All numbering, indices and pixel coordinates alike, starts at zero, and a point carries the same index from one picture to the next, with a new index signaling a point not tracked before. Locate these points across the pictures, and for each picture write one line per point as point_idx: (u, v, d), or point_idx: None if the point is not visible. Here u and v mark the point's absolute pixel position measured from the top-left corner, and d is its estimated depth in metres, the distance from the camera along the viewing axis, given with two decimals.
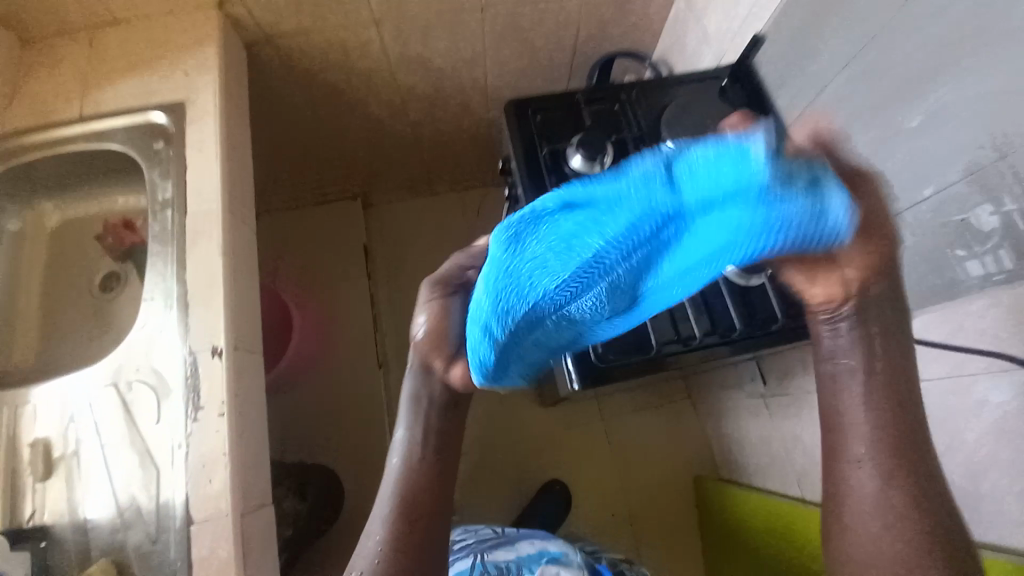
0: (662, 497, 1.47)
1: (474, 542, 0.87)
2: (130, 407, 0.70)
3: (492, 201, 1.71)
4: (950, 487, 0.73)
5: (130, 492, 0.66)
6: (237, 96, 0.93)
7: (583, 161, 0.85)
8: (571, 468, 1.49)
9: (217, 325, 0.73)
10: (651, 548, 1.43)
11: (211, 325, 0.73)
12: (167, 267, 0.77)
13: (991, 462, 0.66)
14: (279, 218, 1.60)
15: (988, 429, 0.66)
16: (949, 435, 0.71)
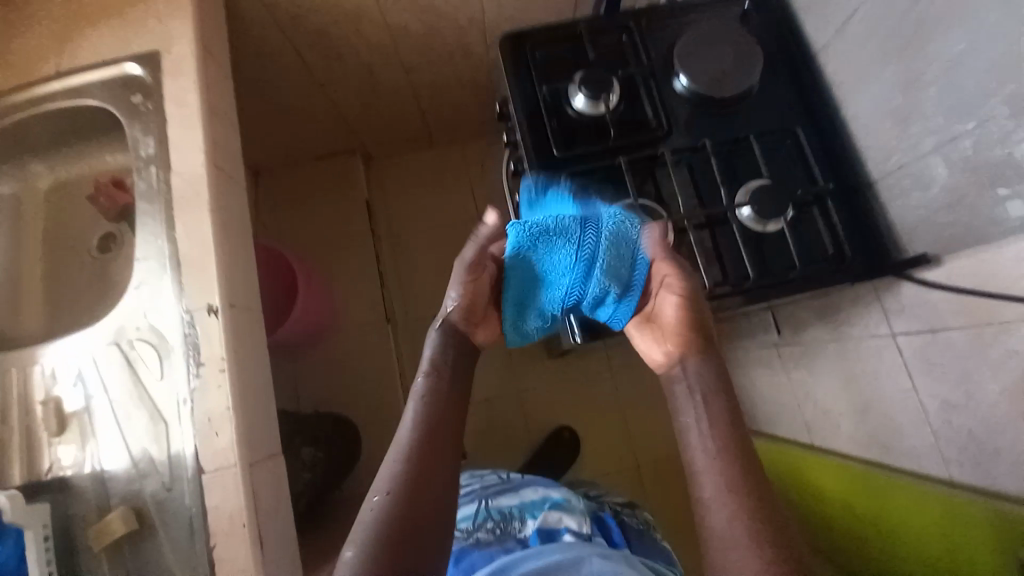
0: (670, 445, 1.49)
1: (479, 487, 0.90)
2: (135, 366, 0.71)
3: (497, 152, 1.64)
4: (968, 437, 0.71)
5: (142, 446, 0.68)
6: (215, 41, 0.86)
7: (587, 100, 0.78)
8: (579, 419, 1.52)
9: (211, 283, 0.71)
10: (660, 493, 1.46)
11: (205, 284, 0.71)
12: (157, 226, 0.75)
13: (1015, 412, 0.63)
14: (278, 175, 1.56)
15: (1015, 380, 0.62)
16: (971, 385, 0.68)
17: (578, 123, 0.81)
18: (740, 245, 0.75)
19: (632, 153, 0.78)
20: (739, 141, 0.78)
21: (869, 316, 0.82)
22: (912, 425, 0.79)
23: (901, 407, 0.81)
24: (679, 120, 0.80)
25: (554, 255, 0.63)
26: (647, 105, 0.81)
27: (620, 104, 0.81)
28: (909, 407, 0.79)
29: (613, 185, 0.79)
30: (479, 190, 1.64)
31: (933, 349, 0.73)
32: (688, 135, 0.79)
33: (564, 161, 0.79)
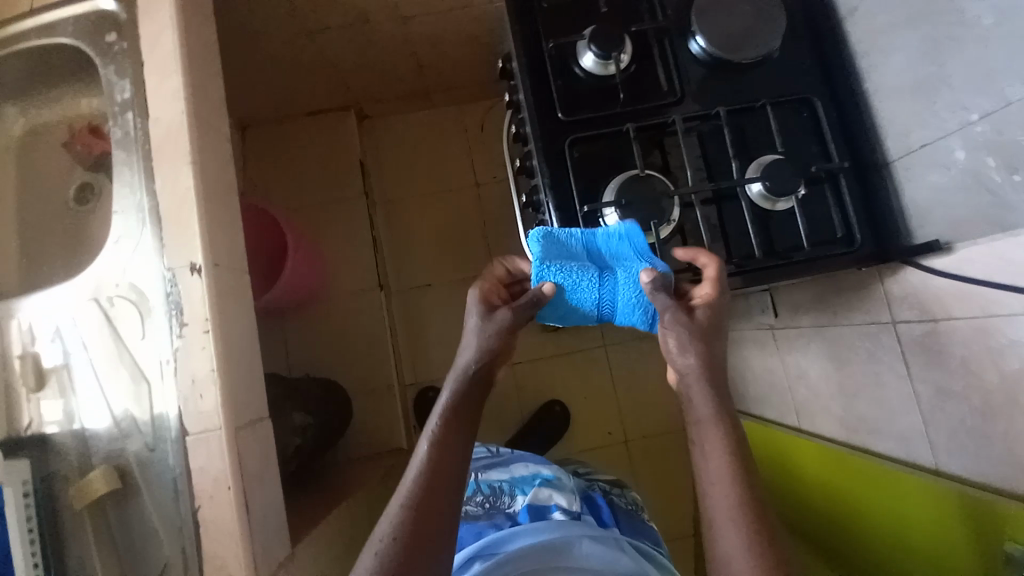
0: (658, 421, 1.52)
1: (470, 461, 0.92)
2: (115, 323, 0.68)
3: (497, 116, 1.58)
4: (960, 425, 0.71)
5: (125, 405, 0.66)
6: None
7: (596, 60, 0.73)
8: (570, 392, 1.53)
9: (194, 240, 0.68)
10: (646, 466, 1.50)
11: (187, 240, 0.68)
12: (136, 177, 0.71)
13: (1011, 403, 0.63)
14: (268, 130, 1.49)
15: (1014, 371, 0.62)
16: (968, 376, 0.68)
17: (585, 85, 0.76)
18: (747, 223, 0.72)
19: (641, 120, 0.74)
20: (755, 111, 0.74)
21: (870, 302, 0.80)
22: (904, 412, 0.79)
23: (894, 393, 0.81)
24: (692, 85, 0.76)
25: (582, 290, 0.67)
26: (659, 69, 0.76)
27: (630, 66, 0.76)
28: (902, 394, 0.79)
29: (618, 154, 0.75)
30: (478, 155, 1.58)
31: (933, 338, 0.72)
32: (701, 104, 0.74)
33: (568, 125, 0.75)
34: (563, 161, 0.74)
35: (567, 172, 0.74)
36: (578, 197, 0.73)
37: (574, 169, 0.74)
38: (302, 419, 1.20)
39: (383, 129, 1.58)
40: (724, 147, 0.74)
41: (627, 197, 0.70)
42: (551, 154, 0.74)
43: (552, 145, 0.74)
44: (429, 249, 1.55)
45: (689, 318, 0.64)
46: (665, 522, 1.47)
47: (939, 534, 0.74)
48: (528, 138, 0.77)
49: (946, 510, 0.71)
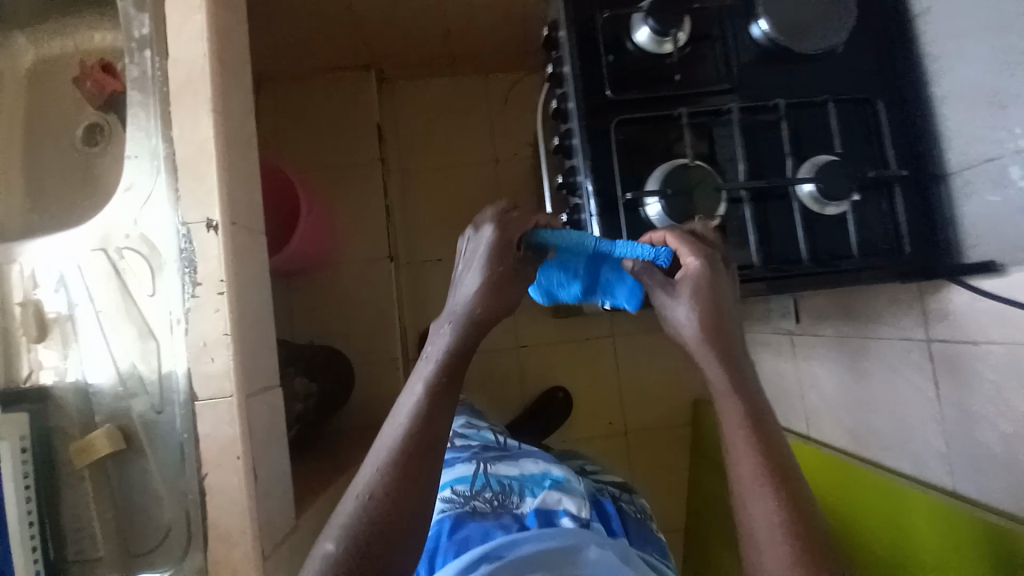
0: (658, 417, 1.51)
1: (479, 452, 0.90)
2: (123, 277, 0.64)
3: (522, 91, 1.52)
4: (983, 451, 0.70)
5: (131, 364, 0.63)
6: None
7: (652, 36, 0.68)
8: (574, 380, 1.51)
9: (211, 195, 0.64)
10: (643, 460, 1.50)
11: (204, 195, 0.64)
12: (152, 122, 0.67)
13: None
14: (284, 83, 1.42)
15: None
16: (1001, 404, 0.66)
17: (636, 63, 0.71)
18: (794, 225, 0.68)
19: (694, 107, 0.69)
20: (815, 107, 0.70)
21: (904, 317, 0.78)
22: (924, 433, 0.78)
23: (915, 412, 0.79)
24: (749, 73, 0.71)
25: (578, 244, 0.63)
26: (717, 53, 0.71)
27: (687, 46, 0.71)
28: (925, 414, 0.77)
29: (664, 141, 0.71)
30: (500, 130, 1.52)
31: (966, 360, 0.70)
32: (759, 94, 0.70)
33: (615, 105, 0.70)
34: (607, 144, 0.70)
35: (610, 156, 0.70)
36: (618, 183, 0.69)
37: (618, 153, 0.70)
38: (303, 386, 1.18)
39: (404, 93, 1.52)
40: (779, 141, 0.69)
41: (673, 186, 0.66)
42: (594, 134, 0.70)
43: (595, 126, 0.70)
44: (441, 222, 1.51)
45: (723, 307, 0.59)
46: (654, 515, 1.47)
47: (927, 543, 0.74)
48: (571, 115, 0.72)
49: (938, 518, 0.73)
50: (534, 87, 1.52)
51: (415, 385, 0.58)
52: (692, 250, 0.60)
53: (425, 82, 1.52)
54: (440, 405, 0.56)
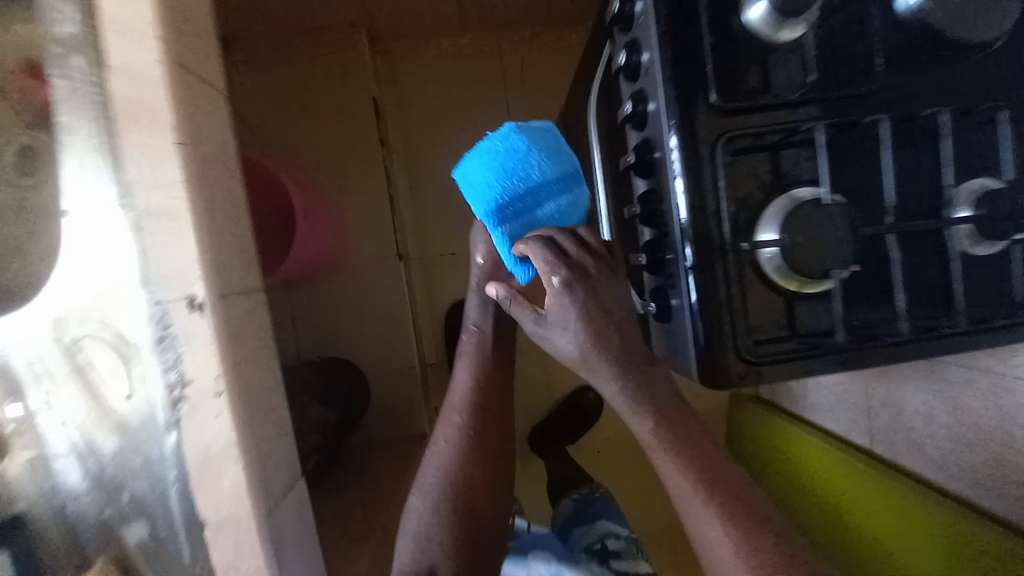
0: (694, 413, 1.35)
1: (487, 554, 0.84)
2: (90, 372, 0.51)
3: (542, 54, 1.29)
4: None
5: (121, 477, 0.52)
6: None
7: (773, 15, 0.49)
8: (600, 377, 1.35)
9: (187, 264, 0.48)
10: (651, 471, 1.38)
11: (179, 263, 0.48)
12: (95, 158, 0.49)
13: None
14: (255, 48, 1.16)
15: None
16: None
17: (747, 53, 0.52)
18: (948, 272, 0.53)
19: (828, 116, 0.52)
20: (983, 114, 0.52)
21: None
22: None
23: None
24: (904, 67, 0.52)
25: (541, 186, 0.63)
26: (860, 35, 0.52)
27: (818, 30, 0.51)
28: None
29: (785, 162, 0.53)
30: (517, 100, 1.30)
31: None
32: (913, 96, 0.52)
33: (722, 115, 0.51)
34: (714, 168, 0.52)
35: (717, 185, 0.52)
36: (727, 223, 0.52)
37: (727, 181, 0.52)
38: (319, 415, 1.05)
39: (401, 58, 1.27)
40: (937, 160, 0.52)
41: (801, 230, 0.50)
42: (697, 156, 0.52)
43: (699, 143, 0.51)
44: (454, 212, 1.32)
45: (831, 351, 0.53)
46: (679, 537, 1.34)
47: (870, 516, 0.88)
48: (659, 128, 0.54)
49: (880, 494, 0.86)
50: (557, 49, 1.29)
51: (461, 372, 0.72)
52: (552, 271, 0.57)
53: (425, 43, 1.27)
54: (491, 398, 0.70)
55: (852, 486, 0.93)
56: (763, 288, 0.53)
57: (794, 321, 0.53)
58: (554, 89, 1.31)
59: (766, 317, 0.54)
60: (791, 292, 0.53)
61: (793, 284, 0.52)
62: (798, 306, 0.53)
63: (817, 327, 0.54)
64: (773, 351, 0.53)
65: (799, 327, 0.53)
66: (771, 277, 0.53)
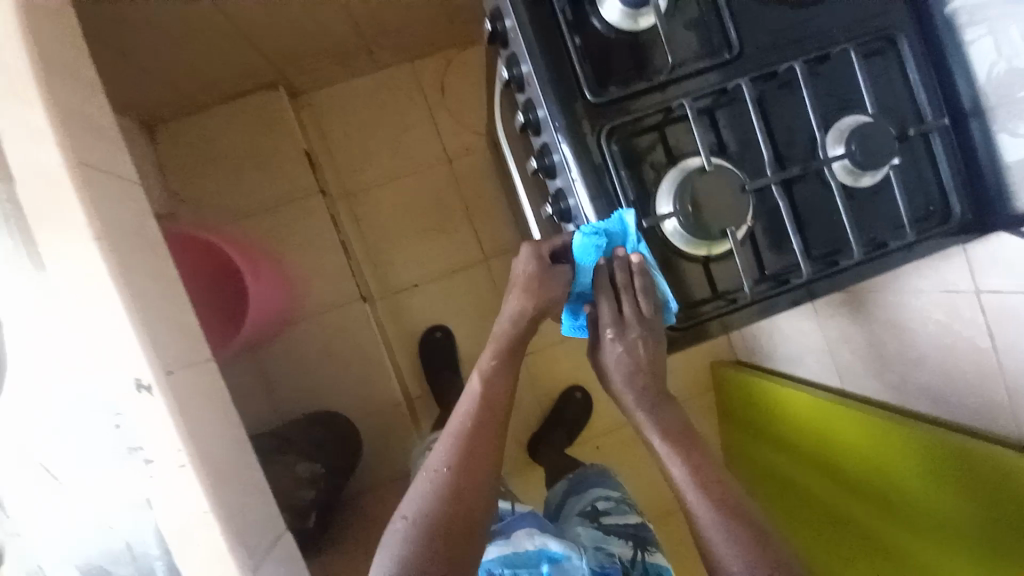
0: (768, 432, 1.06)
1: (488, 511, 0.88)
2: (13, 500, 0.53)
3: (458, 75, 1.34)
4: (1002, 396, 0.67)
5: (87, 557, 0.55)
6: None
7: (624, 11, 0.55)
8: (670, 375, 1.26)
9: (134, 349, 0.51)
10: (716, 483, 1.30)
11: (124, 352, 0.51)
12: (9, 261, 0.51)
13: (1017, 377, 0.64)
14: (182, 127, 1.24)
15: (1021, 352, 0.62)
16: (976, 345, 0.67)
17: (613, 47, 0.57)
18: (832, 207, 0.58)
19: (696, 91, 0.56)
20: (833, 61, 0.58)
21: (933, 274, 0.69)
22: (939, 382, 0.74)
23: (949, 368, 0.72)
24: (755, 33, 0.57)
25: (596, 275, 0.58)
26: (704, 7, 0.57)
27: (674, 14, 0.56)
28: (951, 370, 0.72)
29: (669, 138, 0.57)
30: (444, 124, 1.34)
31: (952, 321, 0.69)
32: (768, 57, 0.57)
33: (602, 110, 0.56)
34: (603, 158, 0.56)
35: (610, 172, 0.56)
36: (627, 204, 0.55)
37: (617, 166, 0.56)
38: (309, 471, 1.08)
39: (325, 106, 1.31)
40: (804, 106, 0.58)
41: (694, 196, 0.54)
42: (586, 148, 0.56)
43: (584, 134, 0.56)
44: (406, 242, 1.33)
45: (747, 311, 0.57)
46: (668, 558, 1.36)
47: (893, 468, 0.76)
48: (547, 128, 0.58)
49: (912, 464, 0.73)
50: (471, 68, 1.34)
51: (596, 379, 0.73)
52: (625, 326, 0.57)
53: (344, 86, 1.32)
54: (496, 393, 0.64)
55: (866, 452, 0.80)
56: (676, 257, 0.57)
57: (714, 282, 0.58)
58: (476, 106, 1.35)
59: (687, 283, 0.58)
60: (703, 257, 0.57)
61: (701, 250, 0.56)
62: (713, 267, 0.58)
63: (732, 283, 0.58)
64: (697, 315, 0.57)
65: (719, 286, 0.58)
66: (680, 246, 0.56)
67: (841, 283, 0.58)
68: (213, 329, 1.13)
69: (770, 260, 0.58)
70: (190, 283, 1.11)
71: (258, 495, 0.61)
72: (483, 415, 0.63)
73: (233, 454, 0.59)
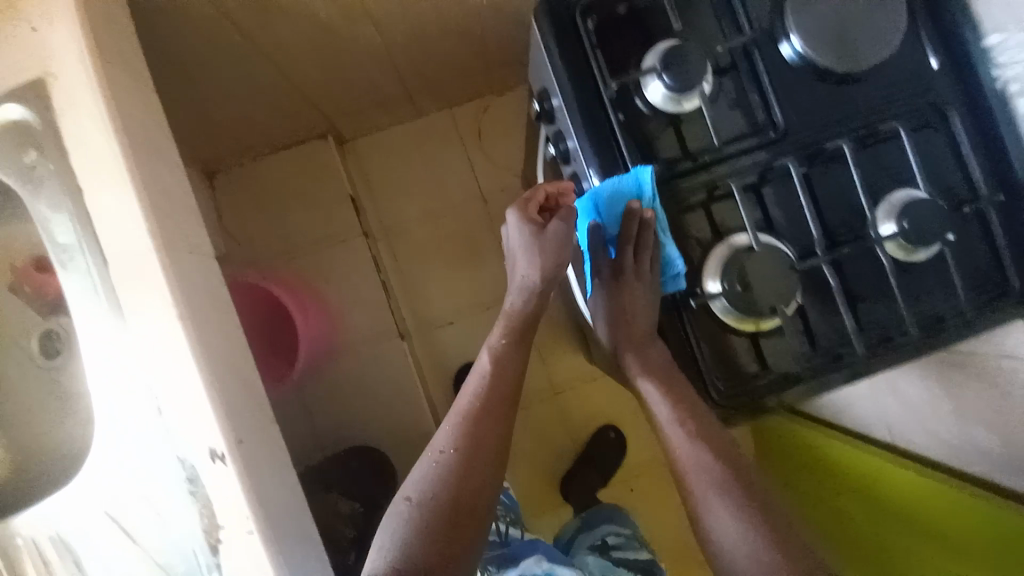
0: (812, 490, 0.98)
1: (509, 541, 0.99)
2: (94, 553, 0.57)
3: (494, 120, 1.39)
4: None
5: None
6: (129, 65, 0.62)
7: (670, 96, 0.56)
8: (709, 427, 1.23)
9: (208, 417, 0.54)
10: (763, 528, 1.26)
11: (199, 420, 0.54)
12: (100, 331, 0.56)
13: None
14: (237, 173, 1.33)
15: None
16: None
17: (658, 127, 0.59)
18: (884, 281, 0.57)
19: (742, 171, 0.57)
20: (882, 137, 0.58)
21: (992, 343, 0.67)
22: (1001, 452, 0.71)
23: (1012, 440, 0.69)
24: (801, 111, 0.58)
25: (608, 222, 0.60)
26: (750, 87, 0.58)
27: (720, 96, 0.58)
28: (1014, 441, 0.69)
29: (715, 215, 0.58)
30: (481, 166, 1.39)
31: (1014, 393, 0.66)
32: (814, 136, 0.57)
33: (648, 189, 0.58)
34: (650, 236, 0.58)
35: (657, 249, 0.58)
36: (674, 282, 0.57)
37: (664, 244, 0.58)
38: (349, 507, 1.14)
39: (368, 151, 1.38)
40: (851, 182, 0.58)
41: (742, 275, 0.55)
42: (632, 226, 0.58)
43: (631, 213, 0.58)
44: (443, 280, 1.37)
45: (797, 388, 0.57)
46: None
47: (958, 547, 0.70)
48: (596, 204, 0.60)
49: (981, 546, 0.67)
50: (507, 112, 1.39)
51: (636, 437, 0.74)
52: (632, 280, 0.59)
53: (387, 133, 1.38)
54: (504, 374, 0.66)
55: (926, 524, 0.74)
56: (724, 332, 0.58)
57: (762, 357, 0.58)
58: (512, 150, 1.39)
59: (735, 358, 0.58)
60: (751, 332, 0.58)
61: (748, 326, 0.57)
62: (761, 343, 0.58)
63: (781, 359, 0.58)
64: (746, 391, 0.58)
65: (768, 362, 0.58)
66: (727, 321, 0.57)
67: (894, 360, 0.57)
68: (271, 366, 1.25)
69: (820, 337, 0.58)
70: (252, 325, 1.24)
71: (313, 554, 0.63)
72: (488, 403, 0.64)
73: (293, 514, 0.62)
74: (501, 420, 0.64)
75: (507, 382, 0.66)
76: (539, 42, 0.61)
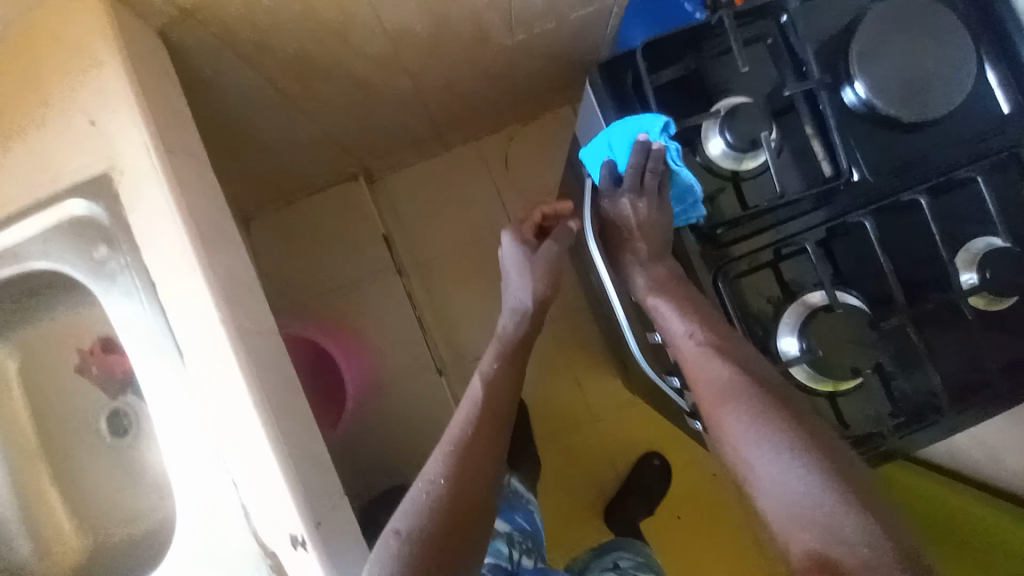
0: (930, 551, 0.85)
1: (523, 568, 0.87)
2: None
3: (521, 149, 1.38)
4: None
5: None
6: (188, 148, 0.63)
7: (733, 153, 0.56)
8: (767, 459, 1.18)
9: (286, 501, 0.55)
10: None
11: (278, 504, 0.55)
12: (177, 419, 0.56)
13: None
14: (271, 219, 1.34)
15: None
16: None
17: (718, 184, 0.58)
18: (970, 335, 0.56)
19: (812, 226, 0.56)
20: (956, 184, 0.57)
21: None
22: None
23: None
24: (870, 161, 0.56)
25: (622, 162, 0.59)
26: (813, 139, 0.57)
27: (784, 151, 0.57)
28: None
29: (784, 272, 0.57)
30: (510, 196, 1.38)
31: None
32: (885, 187, 0.56)
33: (714, 248, 0.57)
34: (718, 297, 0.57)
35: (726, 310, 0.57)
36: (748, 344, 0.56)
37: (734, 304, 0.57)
38: None
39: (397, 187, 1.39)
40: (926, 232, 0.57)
41: (820, 336, 0.54)
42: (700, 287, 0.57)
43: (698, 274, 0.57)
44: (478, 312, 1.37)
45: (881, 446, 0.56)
46: None
47: None
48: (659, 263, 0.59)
49: None
50: (533, 141, 1.38)
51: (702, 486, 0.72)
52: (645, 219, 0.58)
53: (415, 168, 1.39)
54: (496, 394, 0.67)
55: None
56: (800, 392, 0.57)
57: (843, 416, 0.56)
58: (540, 177, 1.38)
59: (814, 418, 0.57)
60: (830, 392, 0.56)
61: (827, 386, 0.55)
62: (840, 401, 0.56)
63: (863, 417, 0.56)
64: None
65: (849, 421, 0.56)
66: (805, 381, 0.56)
67: (980, 413, 0.56)
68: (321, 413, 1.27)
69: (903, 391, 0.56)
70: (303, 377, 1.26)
71: None
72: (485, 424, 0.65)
73: None
74: (492, 438, 0.64)
75: (498, 398, 0.67)
76: (593, 106, 0.61)
